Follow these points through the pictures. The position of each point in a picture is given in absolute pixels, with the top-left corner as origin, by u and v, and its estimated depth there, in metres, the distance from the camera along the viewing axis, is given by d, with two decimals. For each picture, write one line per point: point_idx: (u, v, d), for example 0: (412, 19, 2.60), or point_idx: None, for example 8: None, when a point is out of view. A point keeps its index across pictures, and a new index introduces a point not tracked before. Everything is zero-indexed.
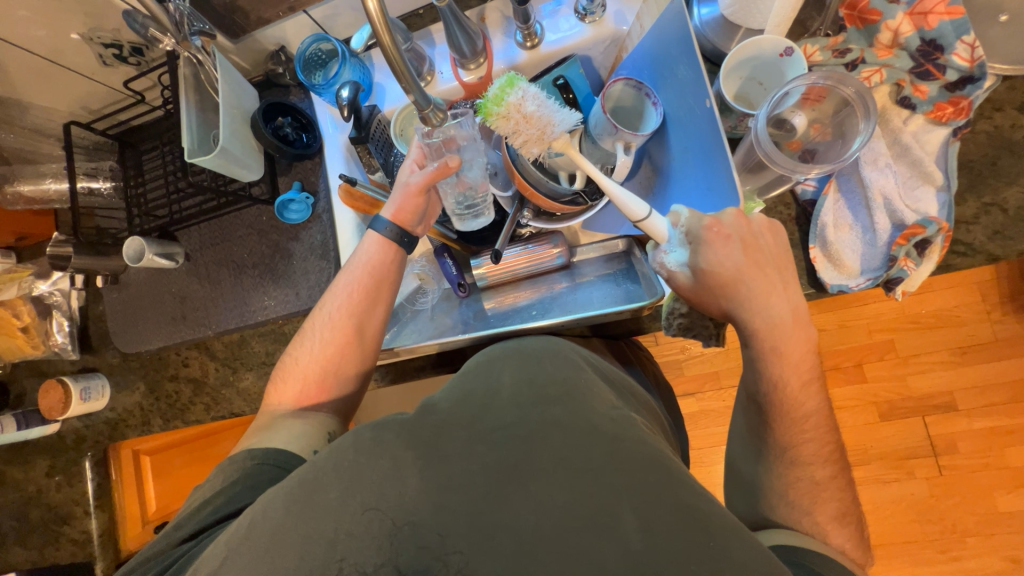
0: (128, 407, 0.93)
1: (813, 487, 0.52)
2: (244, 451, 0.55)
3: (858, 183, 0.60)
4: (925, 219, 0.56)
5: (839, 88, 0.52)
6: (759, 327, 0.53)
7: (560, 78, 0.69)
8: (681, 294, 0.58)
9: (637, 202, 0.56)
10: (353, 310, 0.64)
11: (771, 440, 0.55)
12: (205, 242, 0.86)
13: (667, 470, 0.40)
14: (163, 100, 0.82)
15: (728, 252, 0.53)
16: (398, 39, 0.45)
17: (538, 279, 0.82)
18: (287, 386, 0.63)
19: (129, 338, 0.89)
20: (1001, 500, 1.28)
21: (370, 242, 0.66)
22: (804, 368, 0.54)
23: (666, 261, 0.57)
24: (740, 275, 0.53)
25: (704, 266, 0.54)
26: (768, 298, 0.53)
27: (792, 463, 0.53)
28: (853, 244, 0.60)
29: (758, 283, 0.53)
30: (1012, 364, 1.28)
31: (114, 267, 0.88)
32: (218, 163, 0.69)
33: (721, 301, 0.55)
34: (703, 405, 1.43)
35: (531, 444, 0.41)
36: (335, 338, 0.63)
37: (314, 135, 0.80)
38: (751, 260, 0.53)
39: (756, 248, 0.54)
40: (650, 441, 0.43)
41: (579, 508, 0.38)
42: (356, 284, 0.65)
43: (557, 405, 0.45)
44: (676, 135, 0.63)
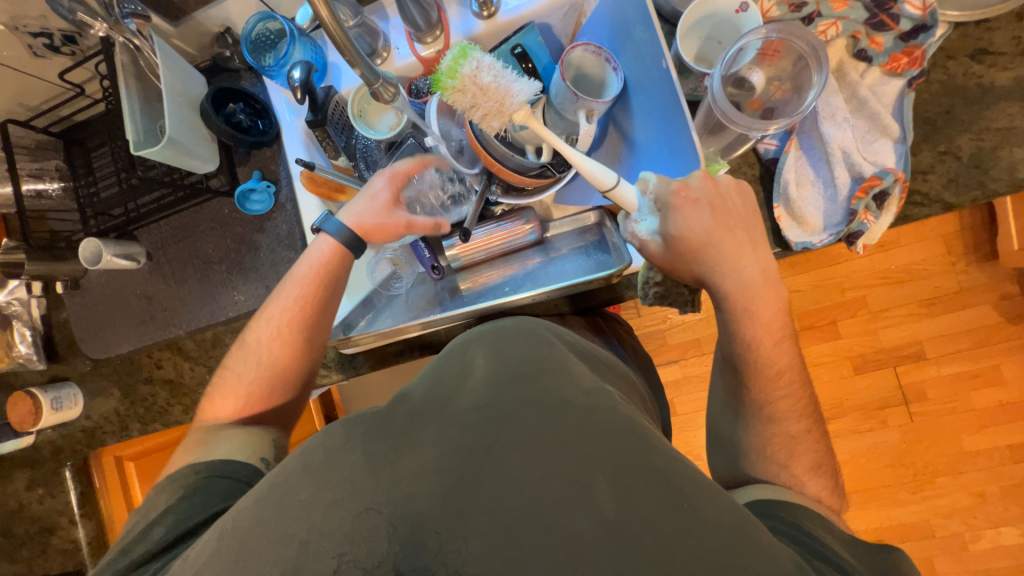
0: (103, 414, 0.91)
1: (789, 440, 0.54)
2: (187, 467, 0.54)
3: (817, 139, 0.60)
4: (881, 170, 0.57)
5: (793, 41, 0.52)
6: (731, 290, 0.54)
7: (517, 46, 0.67)
8: (653, 263, 0.58)
9: (604, 171, 0.55)
10: (300, 323, 0.65)
11: (749, 398, 0.56)
12: (167, 239, 0.84)
13: (639, 438, 0.41)
14: (104, 91, 0.77)
15: (698, 216, 0.54)
16: (336, 14, 0.44)
17: (512, 256, 0.81)
18: (231, 389, 0.63)
19: (98, 344, 0.87)
20: (967, 441, 1.35)
21: (321, 248, 0.67)
22: (776, 328, 0.55)
23: (637, 230, 0.56)
24: (708, 239, 0.54)
25: (673, 232, 0.54)
26: (737, 259, 0.54)
27: (768, 421, 0.55)
28: (816, 201, 0.60)
29: (726, 245, 0.54)
30: (976, 311, 1.34)
31: (73, 271, 0.85)
32: (169, 155, 0.66)
33: (693, 267, 0.55)
34: (686, 372, 1.47)
35: (504, 421, 0.41)
36: (285, 339, 0.64)
37: (269, 121, 0.77)
38: (720, 224, 0.54)
39: (723, 210, 0.55)
40: (622, 411, 0.44)
41: (554, 482, 0.38)
42: (306, 297, 0.65)
43: (531, 382, 0.45)
44: (638, 100, 0.62)
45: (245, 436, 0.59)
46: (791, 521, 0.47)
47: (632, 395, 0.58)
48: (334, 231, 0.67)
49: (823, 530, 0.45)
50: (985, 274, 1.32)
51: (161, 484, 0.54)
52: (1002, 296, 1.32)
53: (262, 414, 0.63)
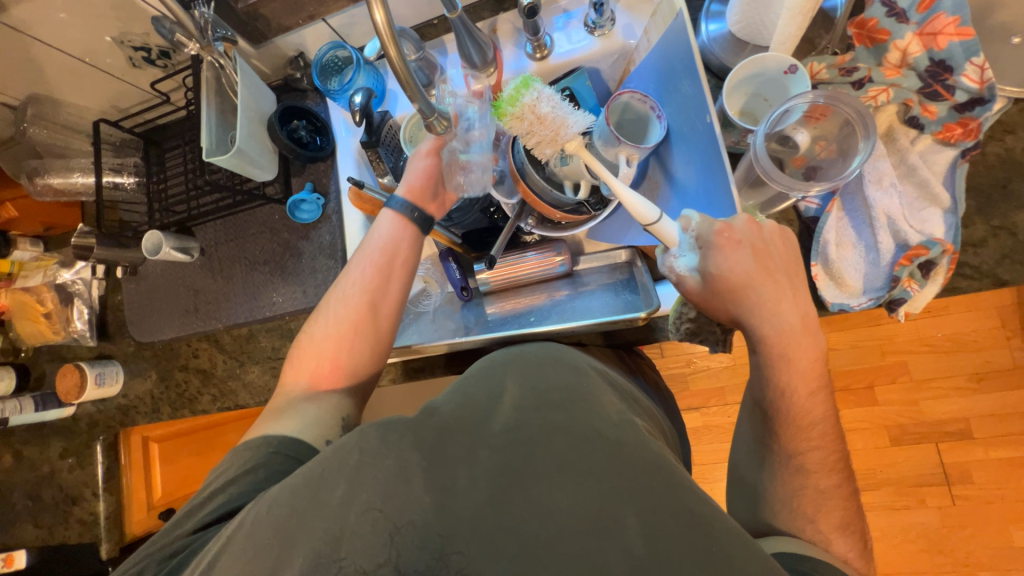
0: (139, 395, 0.96)
1: (819, 495, 0.51)
2: (248, 446, 0.56)
3: (862, 202, 0.59)
4: (929, 241, 0.55)
5: (840, 106, 0.52)
6: (769, 334, 0.53)
7: (566, 89, 0.70)
8: (688, 299, 0.58)
9: (647, 205, 0.56)
10: (368, 288, 0.66)
11: (772, 471, 0.54)
12: (220, 238, 0.90)
13: (669, 475, 0.40)
14: (187, 101, 0.85)
15: (741, 256, 0.53)
16: (403, 52, 0.47)
17: (540, 285, 0.83)
18: (302, 360, 0.65)
19: (145, 327, 0.93)
20: (1017, 535, 1.23)
21: (387, 221, 0.69)
22: (817, 398, 0.53)
23: (676, 265, 0.57)
24: (749, 280, 0.53)
25: (714, 270, 0.54)
26: (774, 298, 0.53)
27: (799, 497, 0.52)
28: (857, 263, 0.59)
29: (768, 289, 0.53)
30: None
31: (133, 259, 0.92)
32: (235, 162, 0.72)
33: (731, 307, 0.55)
34: (707, 420, 1.42)
35: (530, 443, 0.42)
36: (349, 316, 0.65)
37: (327, 138, 0.82)
38: (762, 264, 0.54)
39: (765, 254, 0.54)
40: (651, 446, 0.43)
41: (581, 507, 0.38)
42: (374, 262, 0.67)
43: (559, 410, 0.46)
44: (680, 148, 0.62)
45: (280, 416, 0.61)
46: None
47: (658, 432, 0.56)
48: (396, 207, 0.68)
49: None
50: None
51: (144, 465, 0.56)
52: None
53: (332, 385, 0.64)
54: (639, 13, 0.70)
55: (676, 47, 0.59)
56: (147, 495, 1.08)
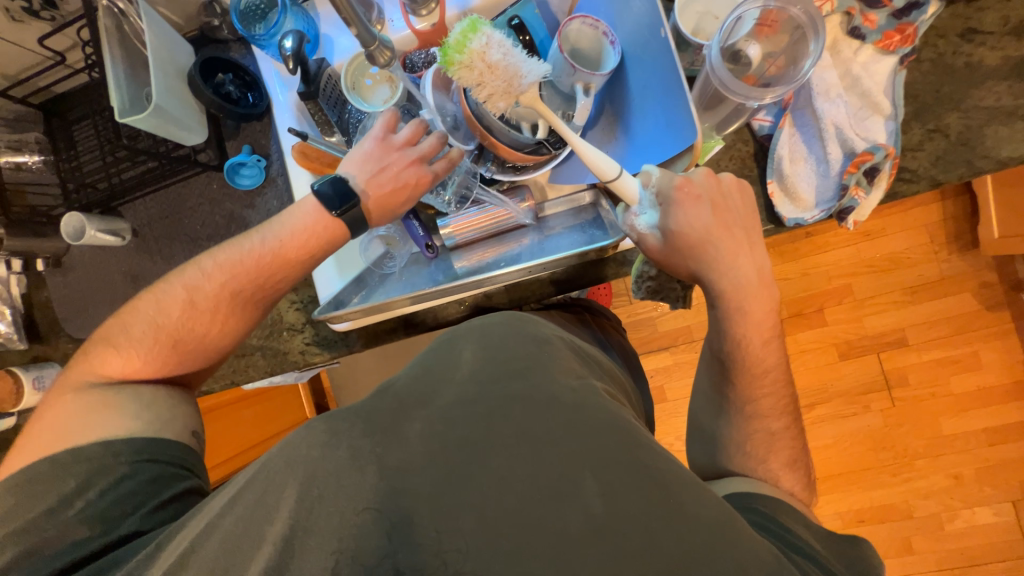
0: None
1: (769, 438, 0.55)
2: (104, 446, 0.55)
3: (812, 116, 0.60)
4: (873, 146, 0.57)
5: (788, 9, 0.53)
6: (726, 289, 0.55)
7: (514, 18, 0.65)
8: (651, 258, 0.59)
9: (608, 161, 0.55)
10: (260, 275, 0.64)
11: (734, 392, 0.57)
12: (153, 215, 0.82)
13: (625, 435, 0.43)
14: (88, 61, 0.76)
15: (700, 213, 0.55)
16: None
17: (506, 235, 0.81)
18: (150, 359, 0.63)
19: (83, 322, 0.86)
20: (945, 424, 1.40)
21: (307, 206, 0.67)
22: (765, 327, 0.55)
23: (637, 224, 0.57)
24: (707, 236, 0.55)
25: (674, 227, 0.55)
26: (732, 249, 0.55)
27: (749, 415, 0.56)
28: (808, 177, 0.61)
29: (724, 243, 0.55)
30: (955, 299, 1.39)
31: (55, 248, 0.83)
32: (153, 123, 0.64)
33: (689, 263, 0.56)
34: (675, 358, 1.49)
35: (486, 413, 0.43)
36: (202, 307, 0.63)
37: (260, 93, 0.75)
38: (721, 222, 0.55)
39: (724, 209, 0.56)
40: (609, 409, 0.46)
41: (541, 475, 0.39)
42: (282, 248, 0.65)
43: (518, 378, 0.46)
44: (635, 74, 0.61)
45: (159, 399, 0.61)
46: (780, 514, 0.48)
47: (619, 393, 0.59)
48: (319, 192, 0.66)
49: (799, 525, 0.48)
50: (964, 263, 1.38)
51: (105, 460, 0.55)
52: (982, 283, 1.38)
53: (190, 371, 0.65)
54: None
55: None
56: None
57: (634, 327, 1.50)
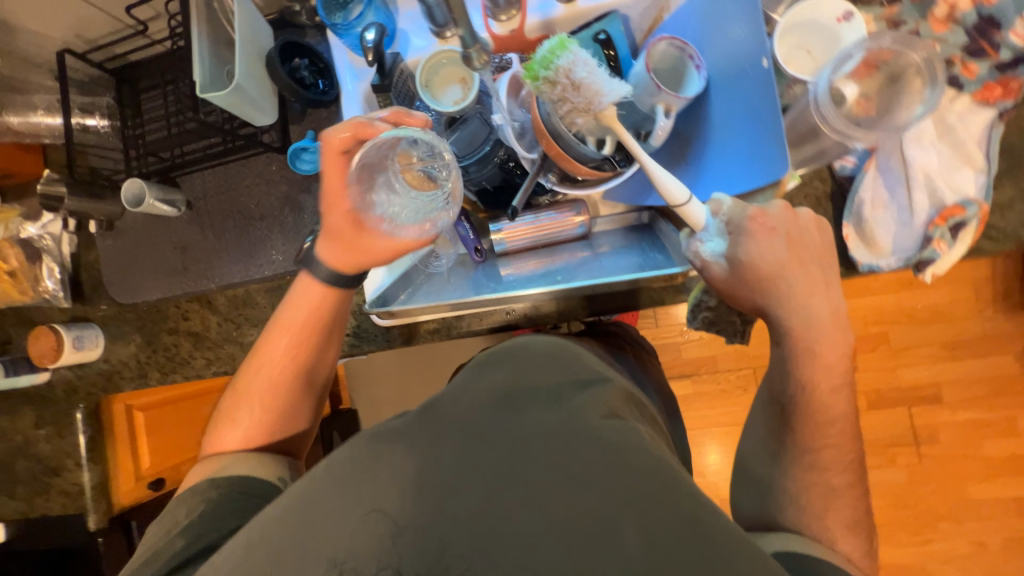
0: (123, 359, 0.89)
1: (831, 493, 0.52)
2: (207, 481, 0.55)
3: (899, 161, 0.57)
4: (964, 200, 0.55)
5: (907, 52, 0.52)
6: (796, 325, 0.54)
7: (600, 32, 0.65)
8: (713, 286, 0.57)
9: (678, 186, 0.53)
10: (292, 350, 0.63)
11: (792, 441, 0.55)
12: (210, 189, 0.83)
13: (665, 479, 0.41)
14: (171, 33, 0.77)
15: (774, 245, 0.54)
16: None
17: (557, 247, 0.80)
18: (237, 416, 0.62)
19: (128, 287, 0.87)
20: (973, 488, 1.35)
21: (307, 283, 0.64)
22: (833, 384, 0.54)
23: (702, 250, 0.56)
24: (780, 269, 0.53)
25: (744, 258, 0.54)
26: (804, 286, 0.54)
27: (804, 478, 0.53)
28: (889, 224, 0.58)
29: (798, 277, 0.54)
30: (997, 360, 1.34)
31: (110, 212, 0.84)
32: (231, 101, 0.64)
33: (757, 296, 0.55)
34: (697, 387, 1.46)
35: (523, 446, 0.42)
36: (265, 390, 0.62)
37: (331, 81, 0.75)
38: (795, 258, 0.54)
39: (800, 244, 0.55)
40: (646, 446, 0.44)
41: (578, 519, 0.38)
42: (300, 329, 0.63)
43: (548, 411, 0.45)
44: (719, 100, 0.59)
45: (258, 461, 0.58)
46: None
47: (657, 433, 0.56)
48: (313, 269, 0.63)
49: None
50: (1010, 324, 1.33)
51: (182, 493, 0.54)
52: None
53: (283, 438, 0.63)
54: None
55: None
56: (136, 464, 1.00)
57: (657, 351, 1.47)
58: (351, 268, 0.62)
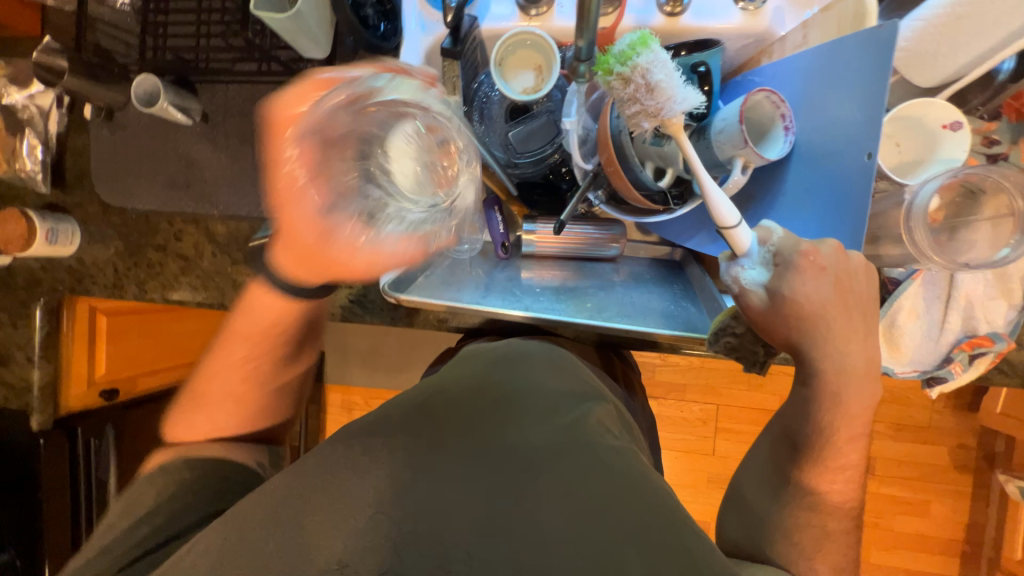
0: (97, 264, 0.82)
1: (826, 542, 0.55)
2: (182, 462, 0.59)
3: (945, 278, 0.58)
4: (995, 333, 0.56)
5: (1013, 195, 0.49)
6: (826, 369, 0.52)
7: (700, 63, 0.60)
8: (748, 316, 0.53)
9: (730, 207, 0.50)
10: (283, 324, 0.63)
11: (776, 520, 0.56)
12: (231, 107, 0.75)
13: (664, 511, 0.43)
14: None
15: (823, 283, 0.50)
16: None
17: (585, 264, 0.77)
18: (222, 385, 0.64)
19: (118, 189, 0.79)
20: (876, 553, 1.49)
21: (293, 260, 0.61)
22: (828, 476, 0.56)
23: (742, 277, 0.52)
24: (822, 311, 0.50)
25: (788, 292, 0.50)
26: (839, 329, 0.51)
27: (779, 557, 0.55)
28: (915, 334, 0.59)
29: (838, 323, 0.51)
30: (932, 449, 1.45)
31: (111, 101, 0.75)
32: (285, 27, 0.56)
33: (792, 332, 0.51)
34: (662, 410, 1.50)
35: (523, 450, 0.46)
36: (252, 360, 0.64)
37: (395, 26, 0.68)
38: (841, 299, 0.51)
39: (848, 288, 0.51)
40: (648, 475, 0.46)
41: (586, 536, 0.40)
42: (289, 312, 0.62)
43: (558, 429, 0.48)
44: (799, 170, 0.56)
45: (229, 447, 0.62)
46: None
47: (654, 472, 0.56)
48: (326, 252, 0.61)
49: None
50: (953, 420, 1.44)
51: (174, 470, 0.58)
52: (961, 444, 1.44)
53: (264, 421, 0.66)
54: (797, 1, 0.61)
55: (852, 44, 0.49)
56: (89, 370, 0.94)
57: None
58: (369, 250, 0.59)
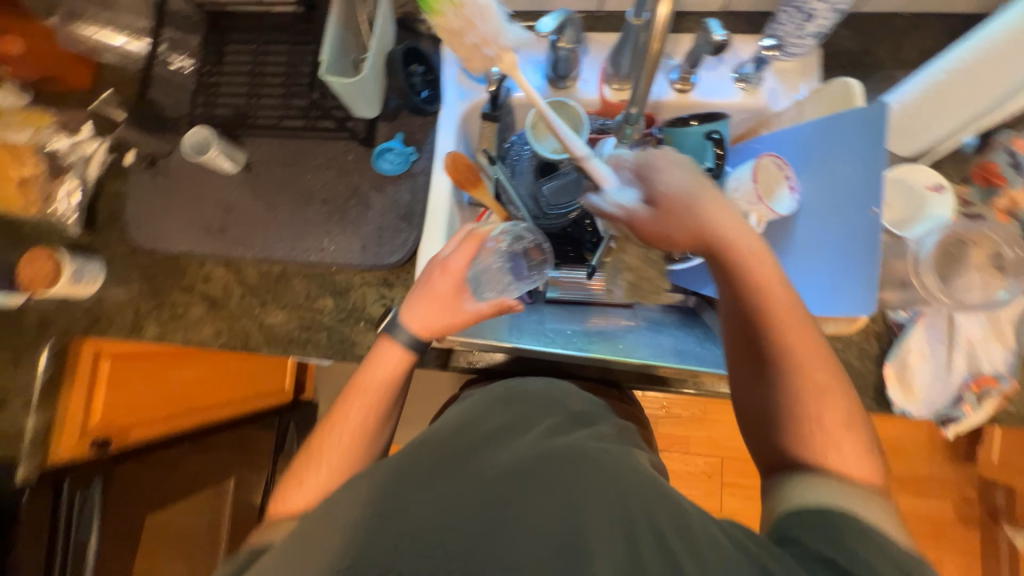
0: (118, 304, 0.81)
1: None
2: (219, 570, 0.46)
3: (947, 322, 0.63)
4: (1000, 374, 0.60)
5: (1004, 246, 0.56)
6: (734, 236, 0.54)
7: (713, 131, 0.67)
8: (642, 230, 0.61)
9: (578, 141, 0.60)
10: (364, 411, 0.62)
11: None
12: (274, 158, 0.80)
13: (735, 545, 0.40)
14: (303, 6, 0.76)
15: (682, 171, 0.58)
16: (659, 44, 0.46)
17: (606, 308, 0.79)
18: (310, 470, 0.59)
19: (152, 232, 0.80)
20: None
21: (387, 348, 0.65)
22: None
23: (614, 199, 0.62)
24: (692, 194, 0.57)
25: (665, 189, 0.58)
26: (727, 212, 0.55)
27: None
28: (928, 376, 0.63)
29: (709, 201, 0.56)
30: (935, 501, 1.46)
31: (157, 149, 0.79)
32: (348, 90, 0.63)
33: (690, 220, 0.56)
34: (668, 463, 1.48)
35: (531, 476, 0.44)
36: (342, 442, 0.61)
37: (436, 95, 0.75)
38: (698, 188, 0.57)
39: (704, 177, 0.58)
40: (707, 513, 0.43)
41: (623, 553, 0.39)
42: (374, 389, 0.63)
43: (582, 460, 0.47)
44: (808, 224, 0.62)
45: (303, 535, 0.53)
46: None
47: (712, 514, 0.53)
48: (396, 335, 0.64)
49: None
50: (953, 471, 1.46)
51: None
52: (963, 496, 1.46)
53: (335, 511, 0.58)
54: (788, 83, 0.71)
55: (850, 118, 0.56)
56: (84, 417, 0.90)
57: None
58: (435, 332, 0.65)
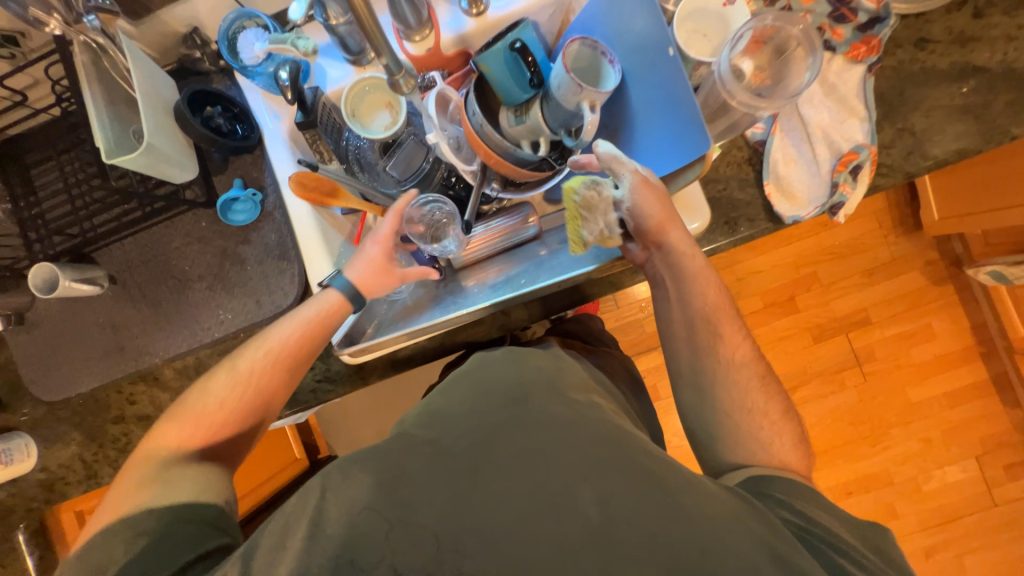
0: (64, 463, 0.79)
1: None
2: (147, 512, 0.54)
3: (798, 121, 0.66)
4: (856, 146, 0.63)
5: (786, 28, 0.57)
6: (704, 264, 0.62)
7: (515, 41, 0.65)
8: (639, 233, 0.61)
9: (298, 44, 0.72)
10: (271, 366, 0.66)
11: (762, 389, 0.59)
12: (133, 259, 0.76)
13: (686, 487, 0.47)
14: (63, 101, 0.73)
15: (657, 201, 0.59)
16: None
17: (514, 251, 0.77)
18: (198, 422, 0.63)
19: (54, 384, 0.77)
20: (911, 393, 1.56)
21: (331, 296, 0.68)
22: None
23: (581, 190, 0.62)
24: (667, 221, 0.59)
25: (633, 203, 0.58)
26: (686, 248, 0.62)
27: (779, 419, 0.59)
28: (802, 177, 0.66)
29: (678, 234, 0.61)
30: (907, 277, 1.54)
31: (18, 304, 0.76)
32: (146, 162, 0.63)
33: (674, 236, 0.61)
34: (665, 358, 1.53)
35: (530, 448, 0.49)
36: (244, 394, 0.65)
37: (250, 125, 0.73)
38: (659, 228, 0.60)
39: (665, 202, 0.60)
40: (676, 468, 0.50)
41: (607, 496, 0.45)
42: (291, 342, 0.67)
43: (577, 423, 0.53)
44: (636, 90, 0.62)
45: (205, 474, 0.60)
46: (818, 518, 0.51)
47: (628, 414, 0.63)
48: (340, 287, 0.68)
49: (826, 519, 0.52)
50: (912, 244, 1.53)
51: (116, 529, 0.54)
52: (927, 261, 1.54)
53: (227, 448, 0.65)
54: None
55: None
56: None
57: (623, 330, 1.52)
58: (371, 292, 0.69)
